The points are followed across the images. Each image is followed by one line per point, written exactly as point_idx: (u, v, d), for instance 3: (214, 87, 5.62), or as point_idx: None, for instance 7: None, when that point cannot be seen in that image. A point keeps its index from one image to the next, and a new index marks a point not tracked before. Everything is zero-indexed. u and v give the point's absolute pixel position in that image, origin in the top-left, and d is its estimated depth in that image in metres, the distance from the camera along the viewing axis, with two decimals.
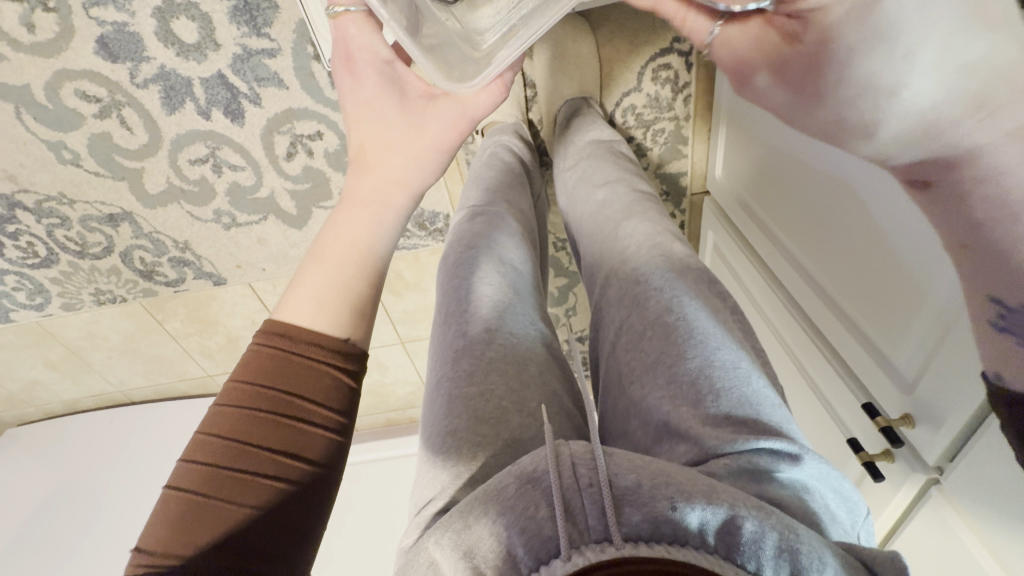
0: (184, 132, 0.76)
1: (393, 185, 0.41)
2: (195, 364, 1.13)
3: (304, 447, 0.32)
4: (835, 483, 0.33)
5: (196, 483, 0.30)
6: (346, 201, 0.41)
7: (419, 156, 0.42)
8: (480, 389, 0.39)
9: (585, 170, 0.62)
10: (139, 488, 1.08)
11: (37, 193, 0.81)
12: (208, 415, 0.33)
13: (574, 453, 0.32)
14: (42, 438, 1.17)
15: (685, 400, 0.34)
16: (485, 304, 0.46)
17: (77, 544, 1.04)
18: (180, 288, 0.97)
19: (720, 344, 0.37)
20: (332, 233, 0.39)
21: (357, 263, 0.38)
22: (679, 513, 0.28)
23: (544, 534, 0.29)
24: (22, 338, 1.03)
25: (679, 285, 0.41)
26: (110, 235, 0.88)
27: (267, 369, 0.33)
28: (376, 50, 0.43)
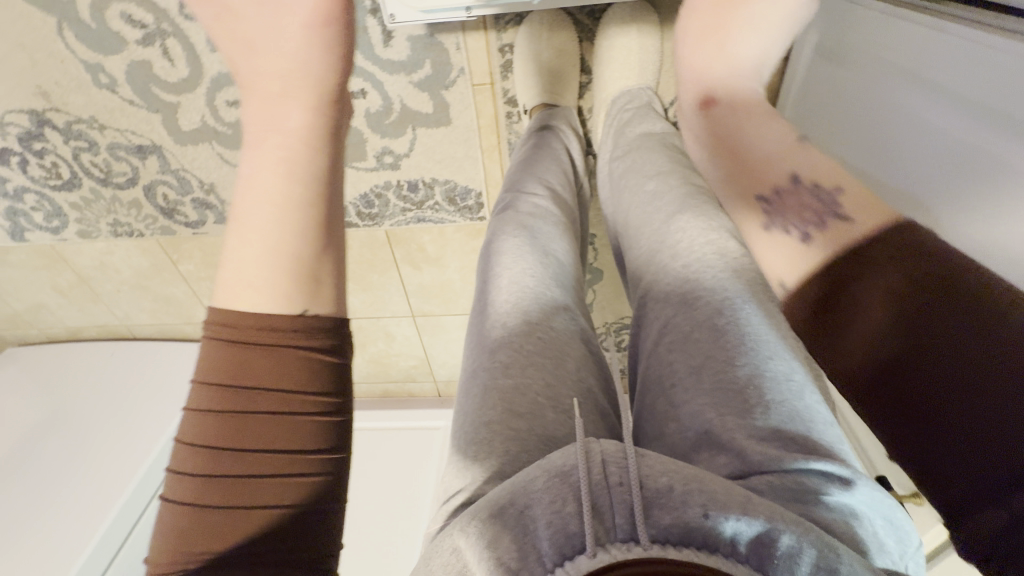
0: (225, 70, 0.74)
1: (287, 102, 0.36)
2: (203, 309, 1.12)
3: (293, 439, 0.31)
4: (887, 511, 0.32)
5: (199, 496, 0.29)
6: (249, 145, 0.36)
7: (296, 47, 0.37)
8: (516, 383, 0.38)
9: (633, 160, 0.60)
10: (133, 425, 1.01)
11: (68, 113, 0.79)
12: (185, 424, 0.31)
13: (604, 450, 0.31)
14: (43, 365, 1.15)
15: (731, 410, 0.34)
16: (524, 293, 0.45)
17: (60, 470, 0.97)
18: (199, 230, 0.95)
19: (773, 353, 0.36)
20: (247, 188, 0.34)
21: (282, 205, 0.33)
22: (713, 521, 0.27)
23: (569, 530, 0.28)
24: (35, 260, 1.03)
25: (734, 287, 0.40)
26: (136, 167, 0.86)
27: (230, 364, 0.31)
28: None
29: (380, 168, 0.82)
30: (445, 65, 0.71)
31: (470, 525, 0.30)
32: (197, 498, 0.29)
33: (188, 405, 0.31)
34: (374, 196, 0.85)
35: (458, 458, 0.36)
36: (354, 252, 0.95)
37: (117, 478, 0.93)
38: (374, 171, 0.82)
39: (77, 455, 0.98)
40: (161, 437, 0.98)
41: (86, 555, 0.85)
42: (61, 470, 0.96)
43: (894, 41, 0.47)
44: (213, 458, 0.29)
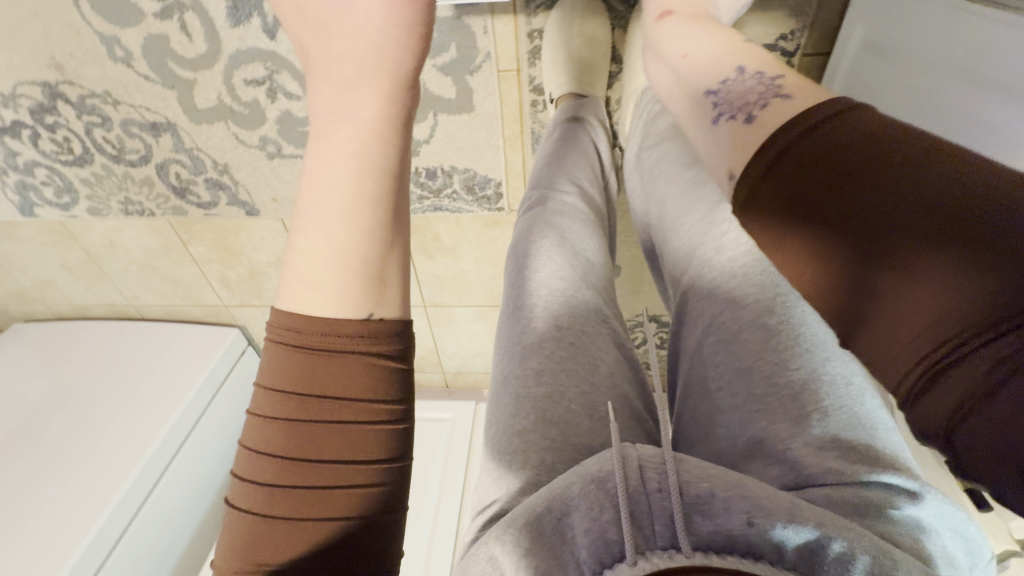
0: (245, 48, 0.72)
1: (358, 88, 0.36)
2: (212, 292, 1.11)
3: (362, 448, 0.32)
4: (957, 524, 0.32)
5: (274, 504, 0.31)
6: (316, 133, 0.36)
7: (369, 22, 0.35)
8: (549, 391, 0.39)
9: (667, 149, 0.58)
10: (142, 403, 1.01)
11: (82, 87, 0.77)
12: (256, 430, 0.32)
13: (641, 456, 0.30)
14: (49, 342, 1.14)
15: (785, 417, 0.34)
16: (555, 297, 0.45)
17: (66, 446, 0.95)
18: (211, 212, 0.94)
19: (830, 355, 0.35)
20: (315, 178, 0.34)
21: (351, 198, 0.33)
22: (758, 530, 0.27)
23: (608, 537, 0.28)
24: (43, 236, 1.01)
25: (784, 285, 0.39)
26: (150, 144, 0.84)
27: (300, 375, 0.32)
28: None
29: None
30: (471, 50, 0.69)
31: (509, 532, 0.29)
32: (266, 507, 0.31)
33: (258, 411, 0.32)
34: None
35: (503, 462, 0.37)
36: None
37: (120, 464, 0.92)
38: None
39: (82, 435, 0.97)
40: (165, 425, 0.97)
41: (89, 539, 0.83)
42: (64, 450, 0.95)
43: (940, 30, 0.45)
44: (287, 467, 0.31)
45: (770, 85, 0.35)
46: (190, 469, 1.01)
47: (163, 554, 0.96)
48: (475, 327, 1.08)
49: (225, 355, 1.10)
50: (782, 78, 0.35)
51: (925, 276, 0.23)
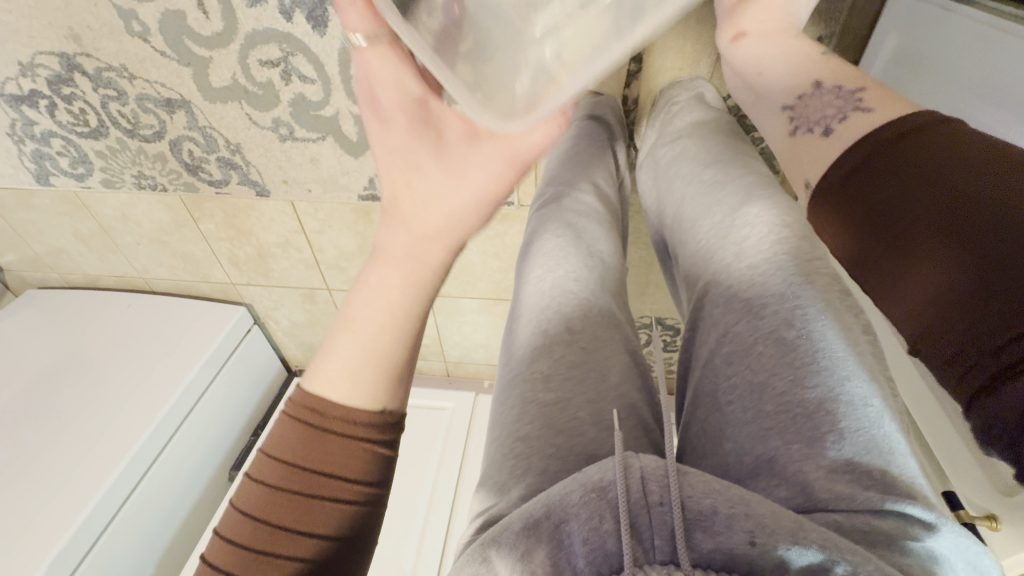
0: (261, 29, 0.71)
1: (429, 244, 0.41)
2: (221, 269, 1.12)
3: (321, 521, 0.39)
4: (972, 557, 0.30)
5: (236, 561, 0.38)
6: (378, 256, 0.42)
7: (456, 207, 0.40)
8: (557, 398, 0.39)
9: (685, 148, 0.59)
10: (149, 375, 1.02)
11: (99, 60, 0.77)
12: (246, 492, 0.41)
13: (644, 467, 0.31)
14: (61, 309, 1.16)
15: (798, 438, 0.34)
16: (566, 300, 0.45)
17: (72, 414, 0.97)
18: (222, 190, 0.94)
19: (849, 374, 0.35)
20: (366, 299, 0.41)
21: (395, 331, 0.41)
22: (761, 550, 0.27)
23: (607, 548, 0.28)
24: (57, 205, 1.02)
25: (804, 296, 0.38)
26: (164, 120, 0.84)
27: (297, 448, 0.40)
28: (406, 89, 0.38)
29: None
30: None
31: (502, 539, 0.30)
32: (244, 569, 0.38)
33: (253, 476, 0.41)
34: None
35: (509, 464, 0.37)
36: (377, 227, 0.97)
37: (127, 431, 0.93)
38: None
39: (90, 401, 0.99)
40: (171, 397, 0.98)
41: (95, 502, 0.85)
42: (72, 416, 0.97)
43: (985, 53, 0.44)
44: (258, 528, 0.39)
45: (848, 99, 0.40)
46: (192, 441, 1.04)
47: (163, 521, 0.99)
48: (478, 318, 1.08)
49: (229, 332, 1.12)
50: (863, 90, 0.40)
51: (933, 265, 0.28)
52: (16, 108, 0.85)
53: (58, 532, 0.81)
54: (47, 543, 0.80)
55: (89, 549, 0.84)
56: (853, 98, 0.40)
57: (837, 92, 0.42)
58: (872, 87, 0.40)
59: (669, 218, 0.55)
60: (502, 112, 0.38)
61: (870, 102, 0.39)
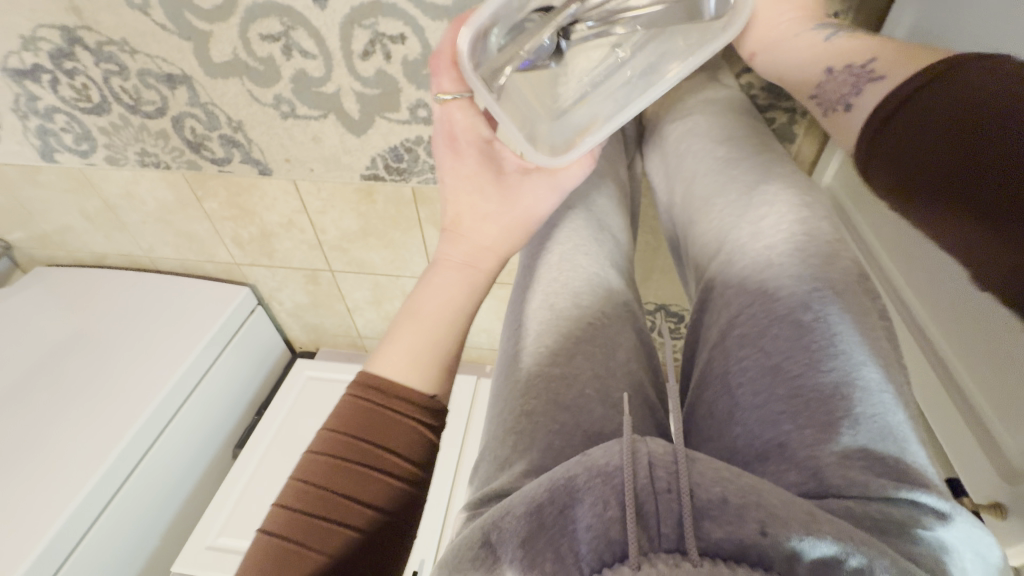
0: (261, 1, 0.69)
1: (485, 253, 0.46)
2: (224, 249, 1.12)
3: (380, 497, 0.38)
4: (982, 547, 0.30)
5: (294, 532, 0.36)
6: (436, 265, 0.46)
7: (510, 224, 0.46)
8: (563, 373, 0.38)
9: (697, 124, 0.57)
10: (153, 353, 1.03)
11: (100, 33, 0.76)
12: (302, 463, 0.39)
13: (652, 452, 0.29)
14: (68, 287, 1.17)
15: (810, 423, 0.33)
16: (580, 277, 0.45)
17: (81, 390, 0.98)
18: (225, 168, 0.94)
19: (865, 359, 0.34)
20: (427, 298, 0.44)
21: (451, 325, 0.44)
22: (772, 540, 0.25)
23: (610, 536, 0.26)
24: (63, 182, 1.03)
25: (821, 278, 0.37)
26: (166, 96, 0.83)
27: (359, 422, 0.39)
28: (478, 131, 0.46)
29: (412, 122, 0.81)
30: None
31: (504, 523, 0.29)
32: (303, 537, 0.36)
33: (310, 448, 0.39)
34: (403, 150, 0.85)
35: (510, 440, 0.36)
36: (379, 207, 0.96)
37: (130, 407, 0.94)
38: (406, 124, 0.81)
39: (97, 377, 1.00)
40: (174, 375, 0.99)
41: (98, 476, 0.86)
42: (79, 391, 0.98)
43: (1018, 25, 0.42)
44: (318, 499, 0.37)
45: (862, 74, 0.40)
46: (195, 419, 1.05)
47: (166, 497, 1.00)
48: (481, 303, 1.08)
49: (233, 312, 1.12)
50: (875, 60, 0.39)
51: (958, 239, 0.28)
52: (20, 82, 0.84)
53: (64, 504, 0.83)
54: (50, 515, 0.82)
55: (92, 522, 0.86)
56: (868, 71, 0.39)
57: (853, 65, 0.41)
58: (885, 54, 0.39)
59: (679, 197, 0.54)
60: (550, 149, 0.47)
61: (888, 69, 0.37)
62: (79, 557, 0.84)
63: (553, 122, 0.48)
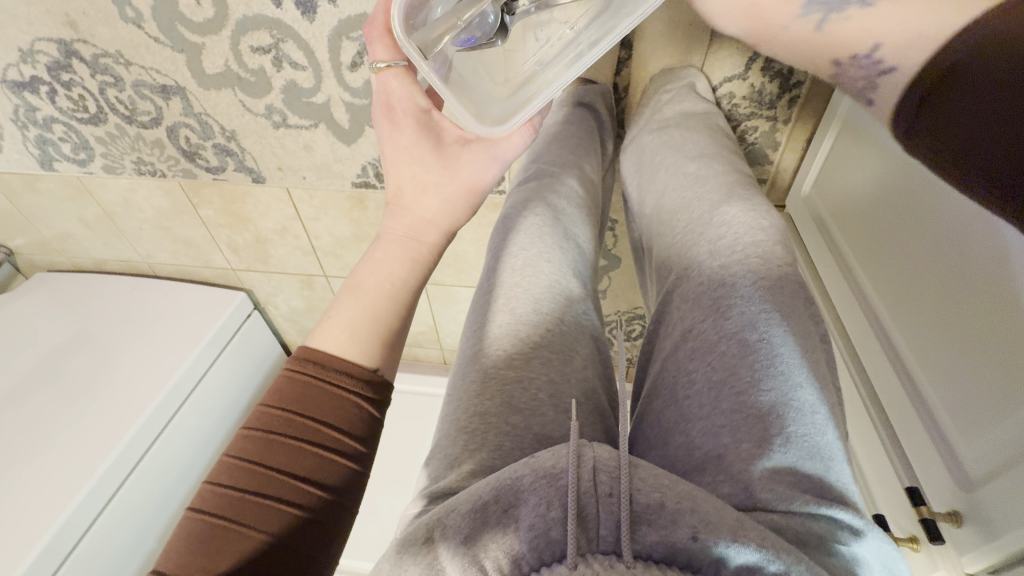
0: (252, 14, 0.71)
1: (427, 223, 0.46)
2: (221, 255, 1.14)
3: (321, 474, 0.36)
4: (889, 560, 0.32)
5: (222, 510, 0.33)
6: (381, 238, 0.45)
7: (453, 195, 0.46)
8: (518, 376, 0.39)
9: (670, 135, 0.58)
10: (149, 357, 1.04)
11: (95, 46, 0.78)
12: (235, 441, 0.36)
13: (597, 457, 0.30)
14: (67, 291, 1.18)
15: (749, 437, 0.33)
16: (541, 279, 0.45)
17: (77, 393, 0.99)
18: (219, 176, 0.95)
19: (801, 381, 0.35)
20: (369, 271, 0.44)
21: (391, 297, 0.43)
22: (701, 545, 0.27)
23: (550, 537, 0.28)
24: (62, 190, 1.04)
25: (769, 299, 0.38)
26: (160, 107, 0.85)
27: (296, 396, 0.37)
28: (415, 101, 0.46)
29: None
30: None
31: (448, 522, 0.30)
32: (232, 516, 0.33)
33: (244, 426, 0.37)
34: None
35: (461, 439, 0.37)
36: (370, 214, 0.98)
37: (127, 410, 0.96)
38: None
39: (94, 382, 1.01)
40: (171, 380, 1.00)
41: (95, 480, 0.88)
42: (76, 395, 0.99)
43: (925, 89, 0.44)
44: (250, 477, 0.34)
45: (872, 65, 0.39)
46: (192, 424, 1.06)
47: (161, 501, 1.01)
48: None
49: (228, 318, 1.13)
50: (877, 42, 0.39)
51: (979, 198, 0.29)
52: (19, 94, 0.86)
53: (61, 507, 0.84)
54: (43, 521, 0.83)
55: (88, 525, 0.87)
56: (878, 61, 0.39)
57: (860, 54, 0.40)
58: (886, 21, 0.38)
59: (648, 207, 0.55)
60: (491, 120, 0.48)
61: (896, 56, 0.37)
62: (75, 561, 0.85)
63: (506, 98, 0.51)
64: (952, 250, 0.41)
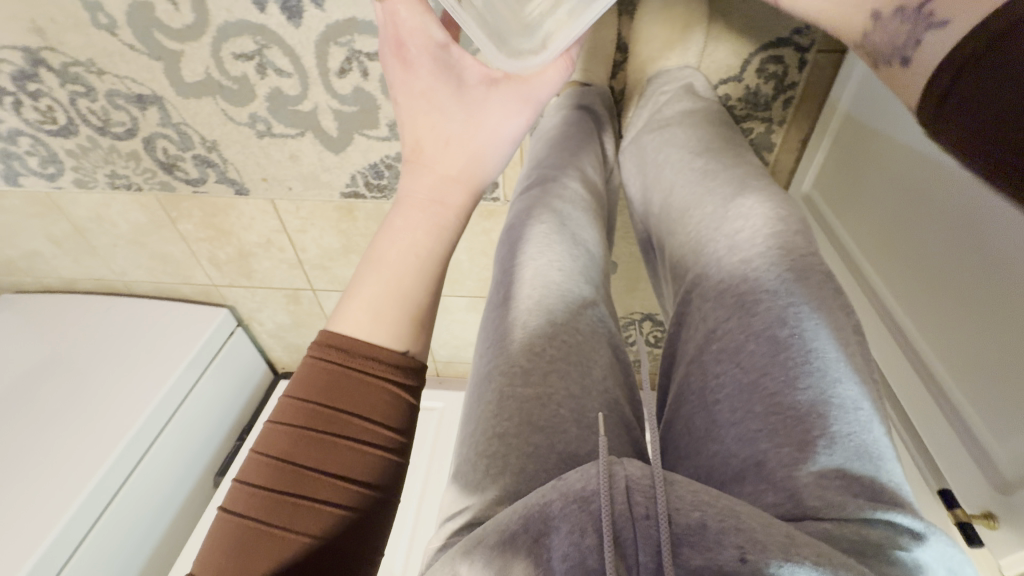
0: (234, 20, 0.68)
1: (452, 179, 0.42)
2: (201, 270, 1.09)
3: (355, 471, 0.34)
4: (954, 564, 0.30)
5: (257, 511, 0.32)
6: (401, 202, 0.42)
7: (482, 140, 0.43)
8: (538, 393, 0.37)
9: (672, 135, 0.57)
10: (127, 379, 0.99)
11: (65, 54, 0.74)
12: (263, 433, 0.35)
13: (629, 475, 0.28)
14: (35, 314, 1.12)
15: (788, 442, 0.32)
16: (552, 291, 0.43)
17: (47, 422, 0.93)
18: (200, 189, 0.91)
19: (840, 376, 0.34)
20: (389, 239, 0.40)
21: (416, 267, 0.40)
22: (752, 567, 0.25)
23: (587, 565, 0.26)
24: (29, 207, 0.99)
25: (796, 294, 0.37)
26: (136, 117, 0.81)
27: (322, 384, 0.35)
28: (430, 34, 0.43)
29: (392, 139, 0.80)
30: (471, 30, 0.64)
31: (478, 553, 0.28)
32: (266, 516, 0.32)
33: (271, 417, 0.35)
34: (384, 167, 0.84)
35: (483, 464, 0.35)
36: (360, 224, 0.95)
37: (105, 437, 0.90)
38: (386, 141, 0.80)
39: (68, 407, 0.95)
40: (151, 403, 0.95)
41: (68, 516, 0.82)
42: (48, 422, 0.93)
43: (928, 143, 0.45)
44: (281, 475, 0.33)
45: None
46: (172, 452, 1.00)
47: (142, 533, 0.95)
48: (469, 317, 1.07)
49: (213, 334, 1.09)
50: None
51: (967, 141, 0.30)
52: None
53: (31, 548, 0.78)
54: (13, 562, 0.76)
55: (60, 567, 0.80)
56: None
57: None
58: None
59: (656, 208, 0.53)
60: (518, 61, 0.46)
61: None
62: None
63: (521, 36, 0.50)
64: (964, 259, 0.41)
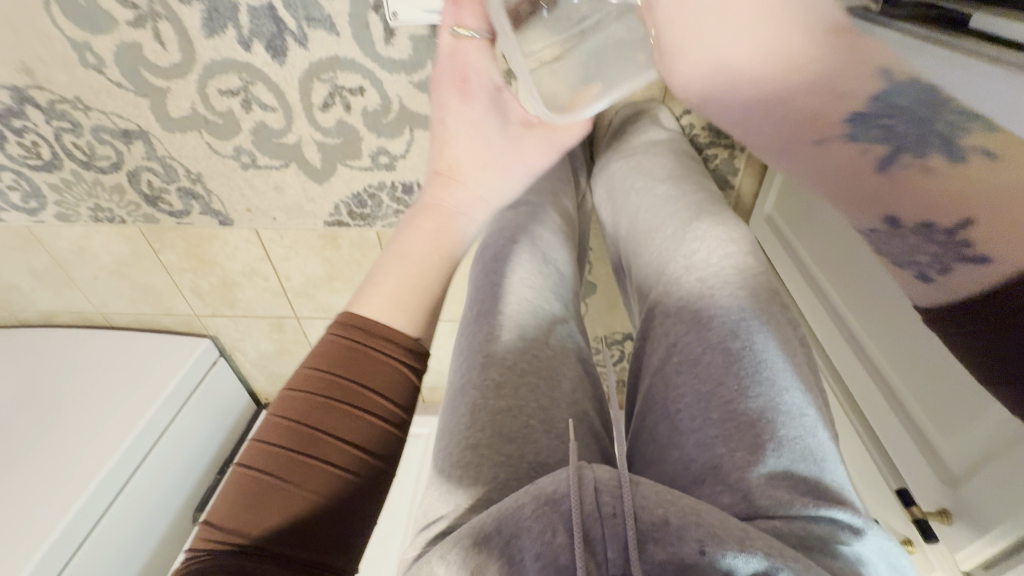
0: (219, 59, 0.71)
1: (479, 200, 0.47)
2: (184, 301, 1.09)
3: (362, 438, 0.35)
4: (891, 557, 0.32)
5: (268, 466, 0.33)
6: (430, 208, 0.45)
7: (509, 176, 0.48)
8: (510, 404, 0.38)
9: (638, 161, 0.61)
10: (110, 406, 0.98)
11: (51, 91, 0.75)
12: (281, 400, 0.36)
13: (598, 477, 0.30)
14: (11, 348, 1.09)
15: (742, 444, 0.34)
16: (524, 306, 0.45)
17: (26, 455, 0.91)
18: (184, 220, 0.93)
19: (787, 385, 0.36)
20: (419, 239, 0.43)
21: (444, 274, 0.43)
22: (709, 558, 0.26)
23: (559, 562, 0.27)
24: (9, 241, 0.98)
25: (749, 309, 0.39)
26: (121, 151, 0.83)
27: (338, 358, 0.37)
28: (490, 76, 0.46)
29: (375, 168, 0.83)
30: None
31: (450, 555, 0.28)
32: (276, 471, 0.33)
33: (289, 386, 0.37)
34: (367, 196, 0.86)
35: (457, 473, 0.36)
36: (343, 252, 0.96)
37: (86, 467, 0.89)
38: (369, 170, 0.83)
39: (48, 437, 0.94)
40: (133, 430, 0.94)
41: (41, 553, 0.79)
42: (27, 454, 0.91)
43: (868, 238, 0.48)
44: (296, 433, 0.34)
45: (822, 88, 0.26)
46: (154, 481, 0.98)
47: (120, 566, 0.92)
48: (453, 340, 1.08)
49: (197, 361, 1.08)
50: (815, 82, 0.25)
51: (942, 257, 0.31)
52: None
53: None
54: None
55: None
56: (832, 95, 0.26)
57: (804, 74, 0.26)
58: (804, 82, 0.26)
59: (624, 229, 0.56)
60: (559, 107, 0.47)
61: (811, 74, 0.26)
62: None
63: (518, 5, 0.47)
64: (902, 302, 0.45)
